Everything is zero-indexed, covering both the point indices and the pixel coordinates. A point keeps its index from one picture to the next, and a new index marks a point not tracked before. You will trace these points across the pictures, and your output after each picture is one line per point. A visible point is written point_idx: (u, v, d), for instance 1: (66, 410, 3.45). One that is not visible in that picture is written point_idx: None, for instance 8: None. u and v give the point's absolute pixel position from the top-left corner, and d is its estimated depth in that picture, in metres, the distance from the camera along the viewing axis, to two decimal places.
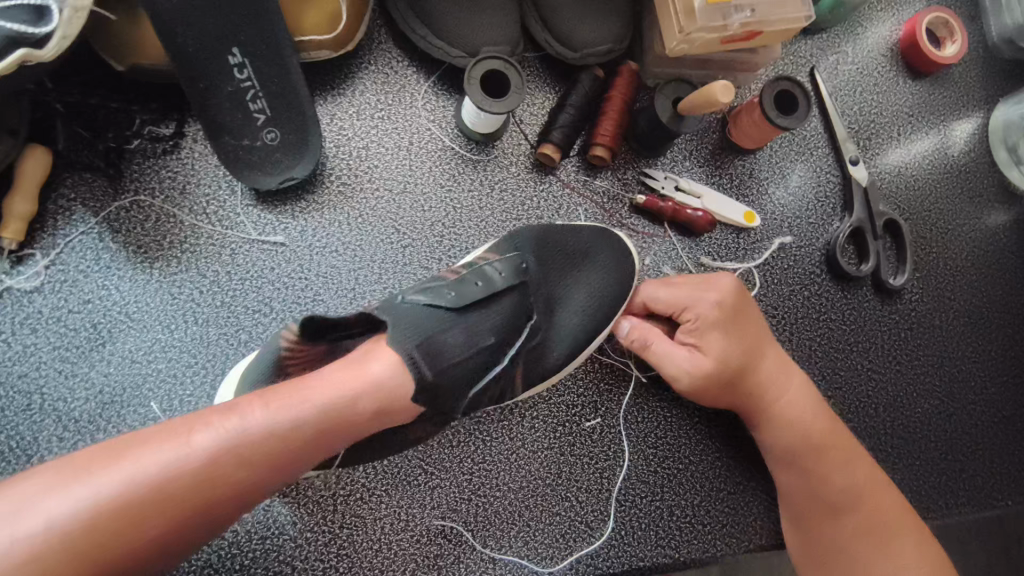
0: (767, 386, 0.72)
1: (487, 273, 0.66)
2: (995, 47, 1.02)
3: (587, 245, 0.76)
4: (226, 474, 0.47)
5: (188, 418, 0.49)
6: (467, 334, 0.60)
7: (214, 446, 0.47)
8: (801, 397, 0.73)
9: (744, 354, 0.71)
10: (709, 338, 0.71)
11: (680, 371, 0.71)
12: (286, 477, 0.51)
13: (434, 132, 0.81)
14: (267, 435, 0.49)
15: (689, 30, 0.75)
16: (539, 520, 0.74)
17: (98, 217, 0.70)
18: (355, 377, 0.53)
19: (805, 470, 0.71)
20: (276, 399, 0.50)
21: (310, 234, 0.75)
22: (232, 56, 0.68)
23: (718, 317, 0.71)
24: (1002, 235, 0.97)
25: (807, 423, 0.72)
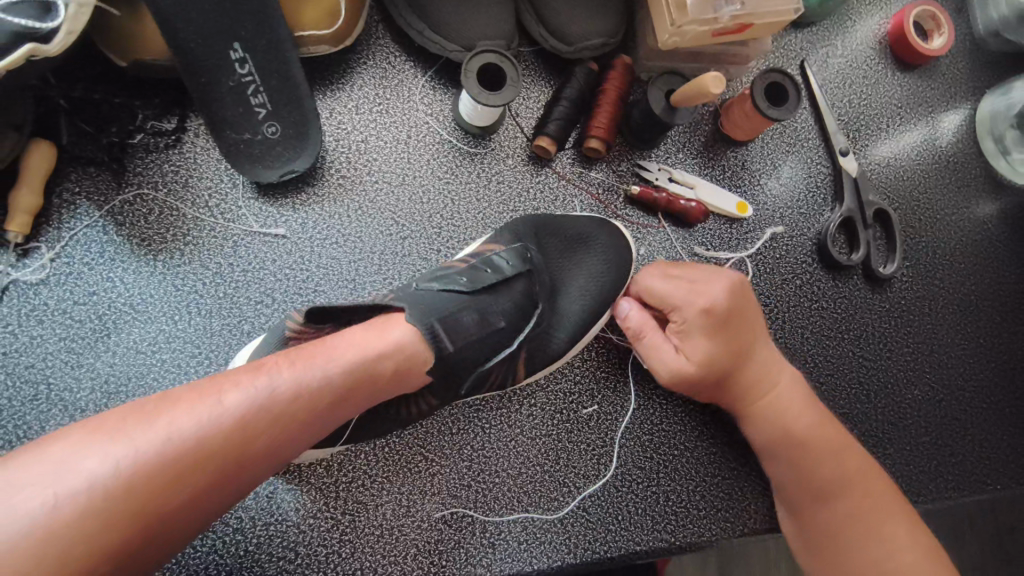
0: (755, 380, 0.73)
1: (494, 262, 0.67)
2: (981, 40, 1.04)
3: (584, 231, 0.79)
4: (260, 430, 0.48)
5: (213, 380, 0.50)
6: (476, 318, 0.61)
7: (247, 403, 0.48)
8: (790, 391, 0.74)
9: (733, 351, 0.71)
10: (694, 340, 0.71)
11: (661, 365, 0.72)
12: (312, 436, 0.52)
13: (432, 126, 0.82)
14: (296, 392, 0.50)
15: (680, 23, 0.77)
16: (538, 505, 0.76)
17: (102, 210, 0.71)
18: (373, 338, 0.55)
19: (794, 462, 0.72)
20: (300, 360, 0.52)
21: (310, 226, 0.76)
22: (233, 51, 0.69)
23: (706, 316, 0.70)
24: (990, 224, 0.99)
25: (794, 416, 0.73)
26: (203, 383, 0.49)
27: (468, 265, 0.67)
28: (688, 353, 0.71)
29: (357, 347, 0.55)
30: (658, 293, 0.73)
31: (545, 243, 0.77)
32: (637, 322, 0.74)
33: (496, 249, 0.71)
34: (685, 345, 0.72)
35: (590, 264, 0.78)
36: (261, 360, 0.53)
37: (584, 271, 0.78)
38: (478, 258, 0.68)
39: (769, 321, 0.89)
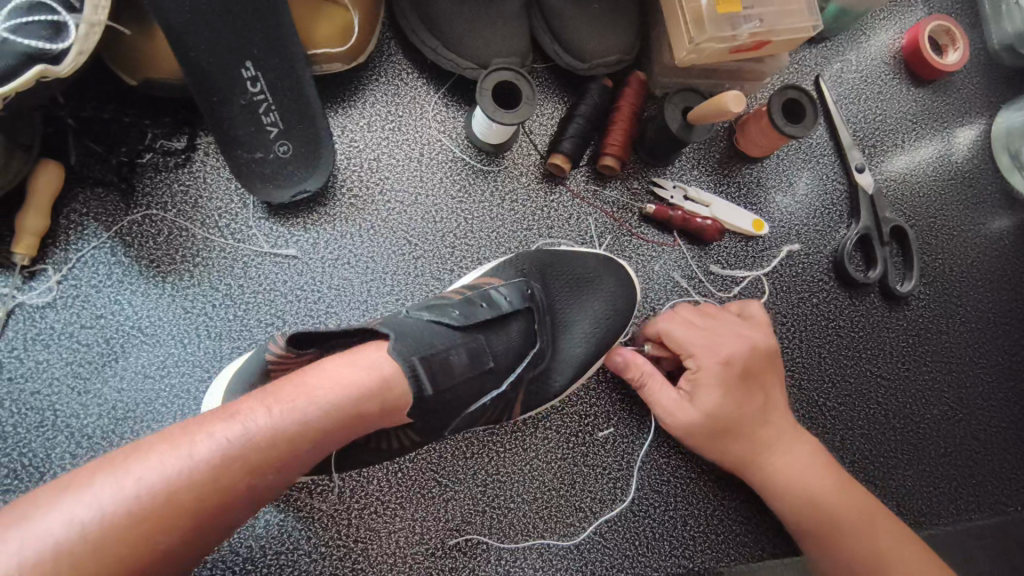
0: (761, 451, 0.71)
1: (493, 297, 0.66)
2: (996, 54, 1.03)
3: (591, 274, 0.77)
4: (236, 478, 0.46)
5: (187, 426, 0.48)
6: (465, 358, 0.59)
7: (222, 449, 0.46)
8: (802, 457, 0.72)
9: (742, 415, 0.70)
10: (708, 393, 0.70)
11: (668, 416, 0.71)
12: (293, 476, 0.51)
13: (445, 143, 0.81)
14: (279, 433, 0.48)
15: (698, 40, 0.75)
16: (554, 531, 0.74)
17: (110, 231, 0.70)
18: (366, 373, 0.53)
19: (821, 540, 0.69)
20: (279, 400, 0.50)
21: (322, 246, 0.75)
22: (245, 70, 0.67)
23: (722, 372, 0.70)
24: (1006, 240, 0.98)
25: (810, 484, 0.70)
26: (176, 428, 0.47)
27: (465, 297, 0.65)
28: (702, 407, 0.70)
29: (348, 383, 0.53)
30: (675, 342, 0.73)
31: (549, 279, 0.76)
32: (642, 368, 0.73)
33: (496, 284, 0.69)
34: (695, 399, 0.70)
35: (593, 306, 0.76)
36: (237, 401, 0.50)
37: (587, 313, 0.75)
38: (476, 291, 0.67)
39: (786, 340, 0.87)
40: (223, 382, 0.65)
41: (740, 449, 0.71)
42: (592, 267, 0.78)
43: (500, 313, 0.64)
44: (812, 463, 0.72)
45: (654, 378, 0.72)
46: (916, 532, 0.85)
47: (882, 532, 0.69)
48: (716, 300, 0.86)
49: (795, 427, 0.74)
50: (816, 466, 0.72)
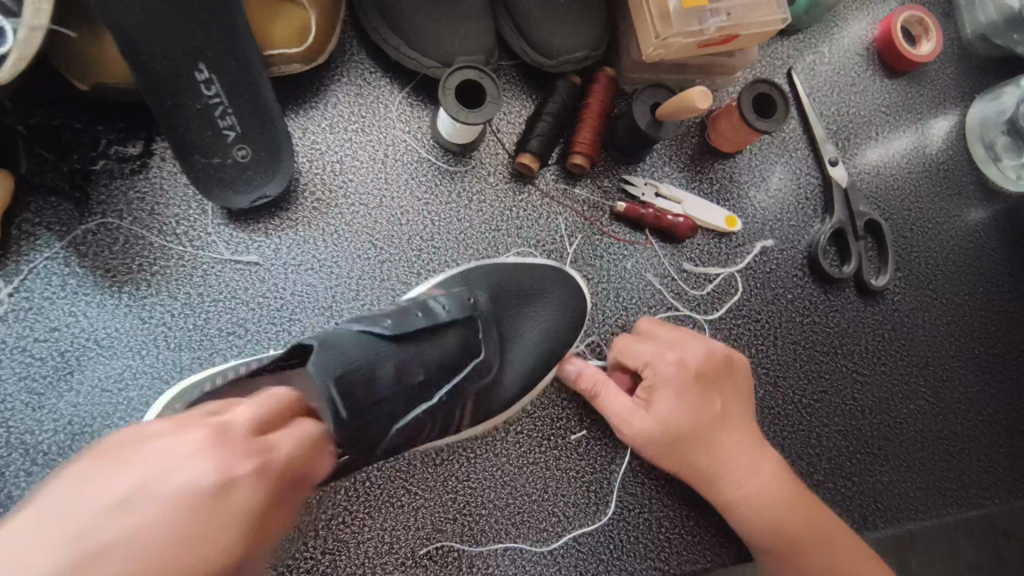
0: (723, 470, 0.70)
1: (430, 306, 0.65)
2: (970, 45, 1.02)
3: (540, 276, 0.76)
4: None
5: None
6: (392, 371, 0.57)
7: None
8: (766, 474, 0.70)
9: (697, 421, 0.70)
10: (662, 396, 0.70)
11: (623, 422, 0.70)
12: None
13: (410, 144, 0.79)
14: None
15: (665, 36, 0.74)
16: (526, 537, 0.73)
17: (64, 240, 0.68)
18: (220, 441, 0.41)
19: (788, 564, 0.68)
20: None
21: (285, 252, 0.73)
22: (199, 73, 0.66)
23: (675, 375, 0.71)
24: (982, 232, 0.98)
25: (777, 509, 0.69)
26: None
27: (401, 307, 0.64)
28: (661, 410, 0.70)
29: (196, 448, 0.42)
30: (631, 354, 0.73)
31: (500, 286, 0.74)
32: (592, 378, 0.72)
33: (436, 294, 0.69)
34: (654, 402, 0.70)
35: (546, 306, 0.75)
36: None
37: (539, 315, 0.74)
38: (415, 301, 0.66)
39: (761, 337, 0.86)
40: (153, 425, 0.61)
41: (699, 458, 0.70)
42: (542, 271, 0.77)
43: (435, 321, 0.63)
44: (780, 487, 0.70)
45: (608, 388, 0.72)
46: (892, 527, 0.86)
47: (847, 559, 0.68)
48: (690, 298, 0.85)
49: (765, 445, 0.73)
50: (783, 491, 0.70)
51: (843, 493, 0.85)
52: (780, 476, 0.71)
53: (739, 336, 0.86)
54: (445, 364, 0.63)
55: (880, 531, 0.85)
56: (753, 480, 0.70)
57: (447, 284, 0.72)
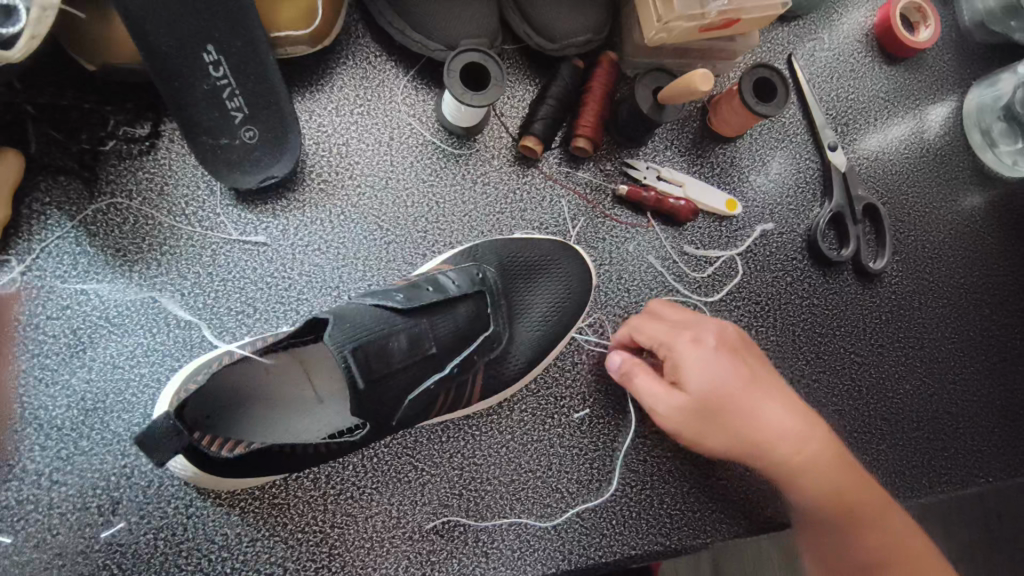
0: (770, 441, 0.64)
1: (440, 281, 0.66)
2: (968, 32, 1.03)
3: (547, 255, 0.77)
4: None
5: None
6: (404, 344, 0.60)
7: None
8: (813, 439, 0.66)
9: (737, 390, 0.64)
10: (698, 368, 0.64)
11: (659, 406, 0.65)
12: None
13: (415, 127, 0.80)
14: None
15: (667, 19, 0.75)
16: (531, 512, 0.75)
17: (74, 220, 0.69)
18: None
19: (847, 529, 0.65)
20: None
21: (292, 233, 0.74)
22: (207, 54, 0.66)
23: (706, 346, 0.65)
24: (978, 217, 0.99)
25: (824, 475, 0.65)
26: None
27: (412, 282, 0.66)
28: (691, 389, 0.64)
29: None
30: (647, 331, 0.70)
31: (506, 264, 0.75)
32: (626, 363, 0.69)
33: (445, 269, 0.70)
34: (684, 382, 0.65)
35: (553, 285, 0.76)
36: None
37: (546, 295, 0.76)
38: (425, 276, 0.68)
39: (761, 319, 0.88)
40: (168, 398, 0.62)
41: (746, 432, 0.64)
42: (550, 249, 0.78)
43: (446, 296, 0.65)
44: (825, 451, 0.66)
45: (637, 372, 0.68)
46: None
47: (898, 523, 0.66)
48: (691, 280, 0.86)
49: (805, 408, 0.68)
50: (829, 455, 0.66)
51: None
52: (824, 439, 0.67)
53: (739, 317, 0.87)
54: (452, 341, 0.64)
55: None
56: (801, 448, 0.65)
57: (455, 261, 0.74)
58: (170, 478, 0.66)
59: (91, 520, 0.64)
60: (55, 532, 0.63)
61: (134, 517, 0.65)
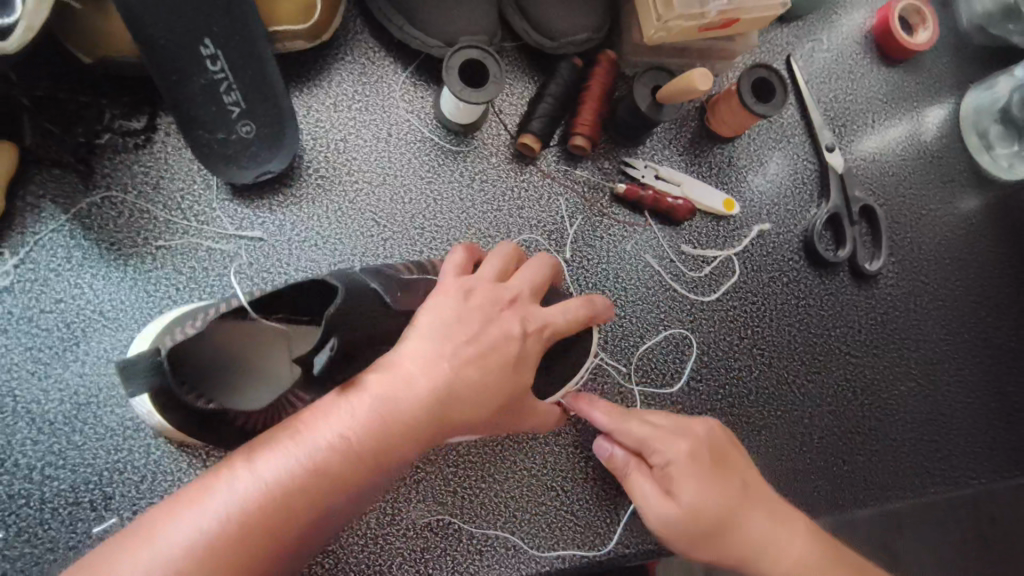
0: (755, 552, 0.61)
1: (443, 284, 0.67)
2: (967, 34, 1.03)
3: None
4: (265, 526, 0.48)
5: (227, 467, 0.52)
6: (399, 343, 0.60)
7: (243, 500, 0.48)
8: (798, 539, 0.62)
9: (724, 502, 0.61)
10: (683, 481, 0.61)
11: (649, 513, 0.62)
12: (317, 534, 0.51)
13: (413, 123, 0.80)
14: (288, 486, 0.49)
15: (667, 18, 0.75)
16: (525, 510, 0.75)
17: (69, 213, 0.69)
18: (417, 371, 0.55)
19: None
20: (281, 447, 0.51)
21: (288, 228, 0.74)
22: (204, 48, 0.66)
23: (687, 463, 0.61)
24: (974, 219, 0.99)
25: None
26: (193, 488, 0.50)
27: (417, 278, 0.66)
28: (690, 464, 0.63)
29: (519, 345, 0.60)
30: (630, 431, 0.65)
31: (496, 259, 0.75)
32: (618, 460, 0.66)
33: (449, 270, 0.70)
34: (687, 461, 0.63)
35: None
36: (263, 439, 0.53)
37: None
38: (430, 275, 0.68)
39: (757, 319, 0.88)
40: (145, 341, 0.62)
41: (736, 545, 0.61)
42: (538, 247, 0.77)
43: None
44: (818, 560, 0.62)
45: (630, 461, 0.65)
46: (883, 505, 0.87)
47: None
48: (688, 279, 0.86)
49: (794, 515, 0.64)
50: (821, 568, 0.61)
51: (836, 472, 0.86)
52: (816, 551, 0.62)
53: (736, 317, 0.87)
54: None
55: (871, 509, 0.86)
56: (791, 552, 0.62)
57: None
58: (163, 474, 0.65)
59: (82, 515, 0.63)
60: (46, 527, 0.62)
61: (127, 512, 0.64)
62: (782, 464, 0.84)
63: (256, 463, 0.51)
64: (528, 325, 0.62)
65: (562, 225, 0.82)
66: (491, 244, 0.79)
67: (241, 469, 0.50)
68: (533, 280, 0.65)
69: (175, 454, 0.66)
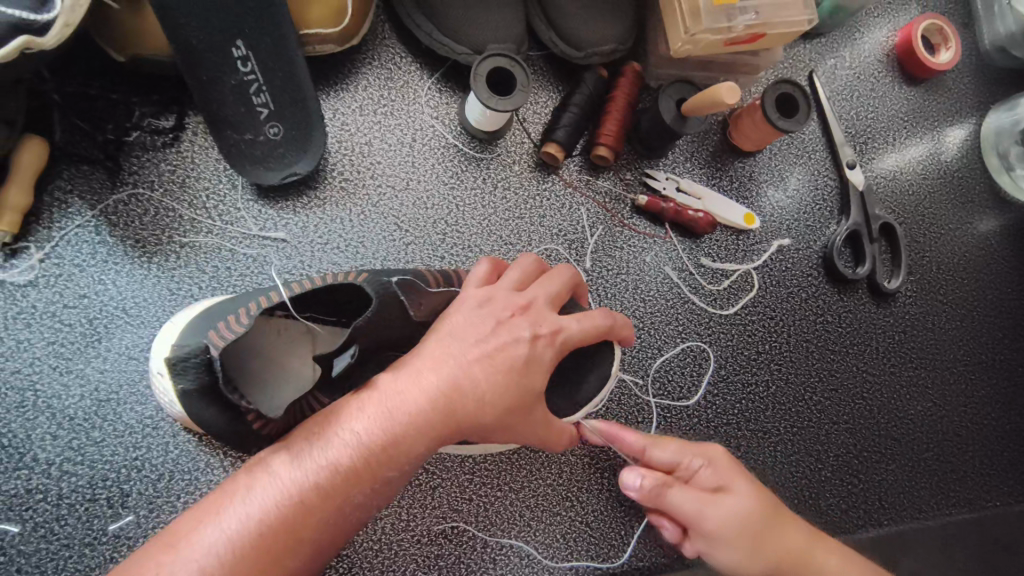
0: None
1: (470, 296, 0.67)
2: (989, 56, 1.04)
3: None
4: (286, 532, 0.48)
5: (248, 473, 0.52)
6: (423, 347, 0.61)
7: (263, 506, 0.49)
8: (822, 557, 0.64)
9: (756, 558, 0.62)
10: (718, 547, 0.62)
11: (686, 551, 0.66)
12: (338, 536, 0.51)
13: (438, 129, 0.80)
14: (308, 492, 0.50)
15: (694, 31, 0.75)
16: (540, 520, 0.74)
17: (95, 209, 0.69)
18: (428, 371, 0.55)
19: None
20: (299, 453, 0.52)
21: (312, 229, 0.74)
22: (236, 49, 0.66)
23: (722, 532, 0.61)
24: (992, 240, 0.99)
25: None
26: (217, 494, 0.51)
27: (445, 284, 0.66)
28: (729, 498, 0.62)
29: (528, 347, 0.59)
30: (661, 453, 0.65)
31: None
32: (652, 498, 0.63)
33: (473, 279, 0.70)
34: (724, 488, 0.63)
35: None
36: (286, 440, 0.54)
37: None
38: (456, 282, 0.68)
39: (775, 334, 0.87)
40: (169, 331, 0.62)
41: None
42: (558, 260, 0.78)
43: None
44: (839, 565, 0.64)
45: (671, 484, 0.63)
46: (898, 527, 0.86)
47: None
48: (706, 292, 0.86)
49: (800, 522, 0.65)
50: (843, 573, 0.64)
51: (851, 491, 0.86)
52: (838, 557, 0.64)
53: (753, 331, 0.87)
54: None
55: (885, 529, 0.86)
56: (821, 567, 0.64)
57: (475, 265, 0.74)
58: (181, 472, 0.65)
59: (98, 512, 0.63)
60: (62, 523, 0.62)
61: (144, 510, 0.64)
62: (797, 481, 0.84)
63: (279, 468, 0.51)
64: (540, 329, 0.60)
65: (582, 235, 0.83)
66: (511, 251, 0.79)
67: (261, 472, 0.51)
68: (550, 289, 0.64)
69: (193, 453, 0.66)
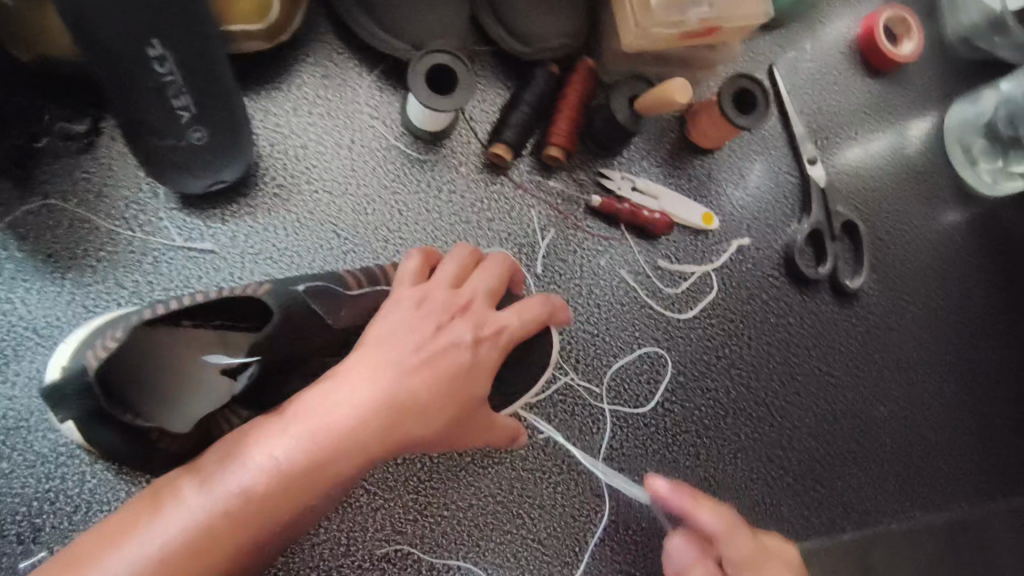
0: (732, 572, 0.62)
1: None
2: (953, 47, 1.01)
3: None
4: (197, 562, 0.45)
5: (161, 496, 0.48)
6: None
7: (174, 535, 0.45)
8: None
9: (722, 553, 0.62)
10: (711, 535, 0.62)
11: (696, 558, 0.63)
12: (257, 558, 0.48)
13: (378, 130, 0.76)
14: (224, 518, 0.46)
15: (644, 24, 0.72)
16: (490, 538, 0.71)
17: (3, 222, 0.64)
18: (361, 382, 0.51)
19: None
20: (215, 476, 0.48)
21: (242, 239, 0.70)
22: (150, 48, 0.57)
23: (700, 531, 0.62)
24: (957, 235, 0.97)
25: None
26: (125, 521, 0.47)
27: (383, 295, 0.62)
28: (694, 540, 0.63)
29: (469, 353, 0.56)
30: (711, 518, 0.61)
31: None
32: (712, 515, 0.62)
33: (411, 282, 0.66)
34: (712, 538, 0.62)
35: None
36: (204, 460, 0.50)
37: None
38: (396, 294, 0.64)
39: (735, 337, 0.85)
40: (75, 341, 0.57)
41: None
42: None
43: None
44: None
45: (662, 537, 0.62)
46: (860, 531, 0.85)
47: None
48: (663, 296, 0.83)
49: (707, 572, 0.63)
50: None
51: (813, 497, 0.84)
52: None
53: (712, 335, 0.84)
54: None
55: (848, 534, 0.84)
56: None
57: None
58: (98, 504, 0.61)
59: (9, 547, 0.59)
60: None
61: (58, 544, 0.60)
62: (756, 488, 0.82)
63: (193, 493, 0.47)
64: (482, 331, 0.57)
65: (533, 239, 0.79)
66: None
67: (174, 497, 0.47)
68: (489, 284, 0.61)
69: (113, 483, 0.62)
